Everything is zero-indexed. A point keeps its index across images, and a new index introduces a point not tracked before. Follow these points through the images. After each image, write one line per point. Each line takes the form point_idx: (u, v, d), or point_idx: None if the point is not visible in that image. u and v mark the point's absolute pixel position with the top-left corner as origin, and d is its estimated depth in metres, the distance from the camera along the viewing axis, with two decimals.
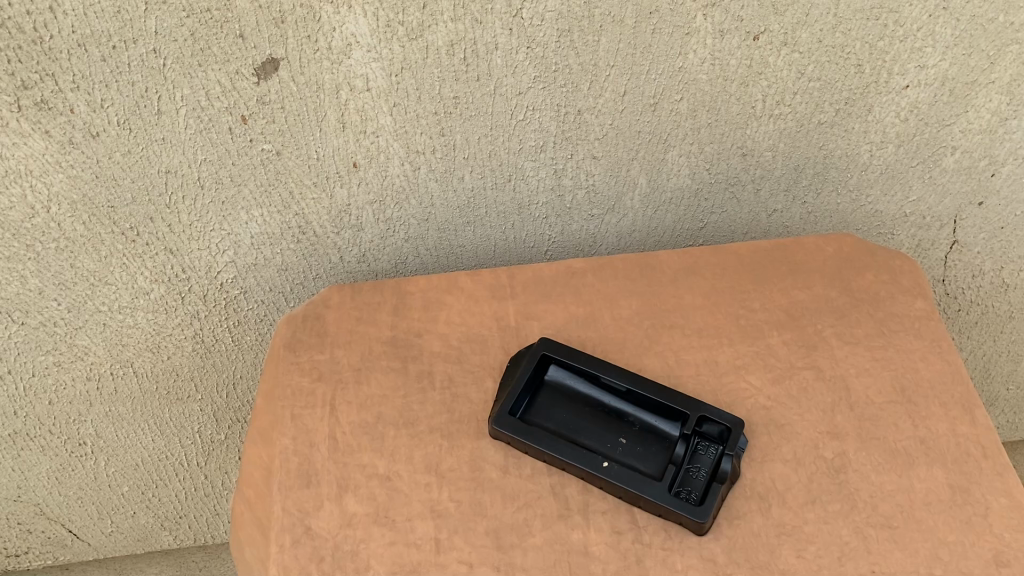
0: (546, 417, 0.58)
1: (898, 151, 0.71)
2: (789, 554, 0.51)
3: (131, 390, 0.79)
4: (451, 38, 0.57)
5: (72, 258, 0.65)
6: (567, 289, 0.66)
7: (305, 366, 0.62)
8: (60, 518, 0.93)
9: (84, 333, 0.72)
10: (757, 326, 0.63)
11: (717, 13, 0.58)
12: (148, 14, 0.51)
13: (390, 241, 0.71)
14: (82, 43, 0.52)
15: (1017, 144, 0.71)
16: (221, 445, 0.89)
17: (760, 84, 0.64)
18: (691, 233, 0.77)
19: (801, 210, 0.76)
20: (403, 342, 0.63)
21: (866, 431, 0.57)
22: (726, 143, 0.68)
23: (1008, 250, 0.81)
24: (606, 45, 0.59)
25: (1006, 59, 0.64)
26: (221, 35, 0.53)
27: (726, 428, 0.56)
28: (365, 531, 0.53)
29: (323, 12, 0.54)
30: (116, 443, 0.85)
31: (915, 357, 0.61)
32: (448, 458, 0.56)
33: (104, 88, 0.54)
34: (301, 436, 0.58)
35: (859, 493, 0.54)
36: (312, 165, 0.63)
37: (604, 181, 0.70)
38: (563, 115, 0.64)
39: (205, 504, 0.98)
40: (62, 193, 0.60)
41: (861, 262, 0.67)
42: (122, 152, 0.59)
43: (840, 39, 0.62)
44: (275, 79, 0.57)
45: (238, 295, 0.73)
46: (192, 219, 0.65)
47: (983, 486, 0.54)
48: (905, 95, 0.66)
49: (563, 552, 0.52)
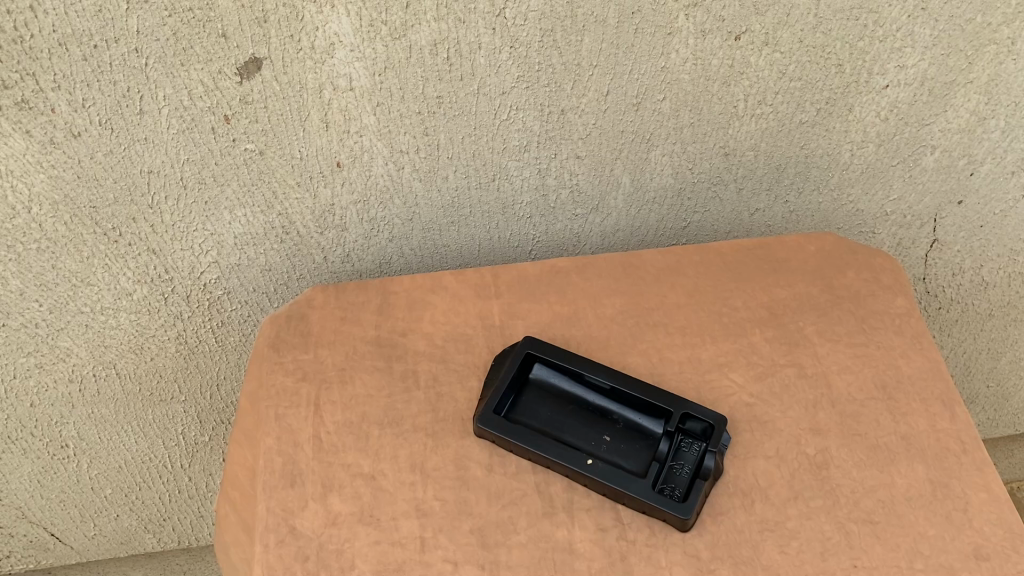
0: (530, 415, 0.58)
1: (878, 151, 0.72)
2: (772, 550, 0.52)
3: (114, 391, 0.78)
4: (434, 37, 0.57)
5: (54, 259, 0.65)
6: (551, 288, 0.66)
7: (289, 366, 0.62)
8: (42, 522, 0.92)
9: (66, 334, 0.71)
10: (740, 324, 0.63)
11: (699, 13, 0.59)
12: (130, 13, 0.51)
13: (374, 242, 0.71)
14: (63, 42, 0.51)
15: (995, 143, 0.72)
16: (205, 447, 0.88)
17: (742, 84, 0.64)
18: (675, 232, 0.77)
19: (782, 209, 0.76)
20: (387, 342, 0.63)
21: (848, 427, 0.58)
22: (709, 143, 0.69)
23: (987, 248, 0.82)
24: (589, 44, 0.60)
25: (984, 59, 0.65)
26: (204, 35, 0.53)
27: (709, 425, 0.56)
28: (350, 531, 0.53)
29: (306, 12, 0.54)
30: (99, 445, 0.84)
31: (895, 354, 0.62)
32: (433, 457, 0.56)
33: (86, 88, 0.54)
34: (285, 436, 0.58)
35: (842, 489, 0.54)
36: (295, 165, 0.63)
37: (588, 181, 0.70)
38: (547, 115, 0.64)
39: (189, 506, 0.97)
40: (43, 194, 0.60)
41: (843, 260, 0.68)
42: (104, 152, 0.58)
43: (820, 40, 0.62)
44: (258, 79, 0.57)
45: (221, 296, 0.73)
46: (175, 219, 0.65)
47: (963, 481, 0.55)
48: (885, 95, 0.67)
49: (548, 549, 0.52)
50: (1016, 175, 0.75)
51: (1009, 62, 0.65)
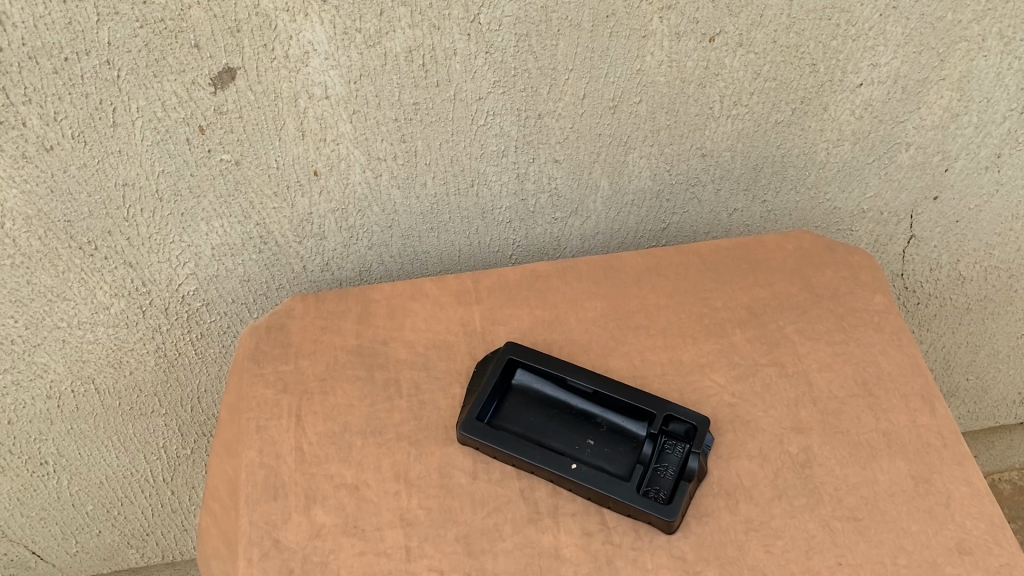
0: (514, 420, 0.58)
1: (853, 149, 0.72)
2: (757, 550, 0.52)
3: (93, 407, 0.77)
4: (409, 44, 0.57)
5: (29, 274, 0.64)
6: (532, 293, 0.66)
7: (270, 377, 0.61)
8: (22, 540, 0.91)
9: (42, 350, 0.71)
10: (720, 325, 0.64)
11: (674, 15, 0.59)
12: (101, 25, 0.50)
13: (353, 249, 0.71)
14: (33, 56, 0.51)
15: (968, 139, 0.73)
16: (187, 460, 0.87)
17: (717, 85, 0.65)
18: (655, 233, 0.77)
19: (760, 209, 0.76)
20: (368, 350, 0.62)
21: (831, 425, 0.58)
22: (686, 144, 0.69)
23: (963, 242, 0.83)
24: (565, 48, 0.60)
25: (955, 57, 0.66)
26: (177, 46, 0.53)
27: (692, 426, 0.57)
28: (335, 542, 0.53)
29: (279, 20, 0.53)
30: (79, 461, 0.83)
31: (875, 351, 0.62)
32: (417, 465, 0.56)
33: (57, 101, 0.54)
34: (267, 447, 0.57)
35: (825, 487, 0.55)
36: (272, 174, 0.63)
37: (566, 184, 0.70)
38: (524, 120, 0.64)
39: (173, 520, 0.96)
40: (17, 209, 0.59)
41: (821, 259, 0.68)
42: (77, 166, 0.58)
43: (794, 40, 0.62)
44: (233, 88, 0.56)
45: (200, 308, 0.72)
46: (151, 232, 0.64)
47: (944, 475, 0.55)
48: (859, 93, 0.67)
49: (534, 555, 0.52)
50: (990, 170, 0.76)
51: (980, 59, 0.66)
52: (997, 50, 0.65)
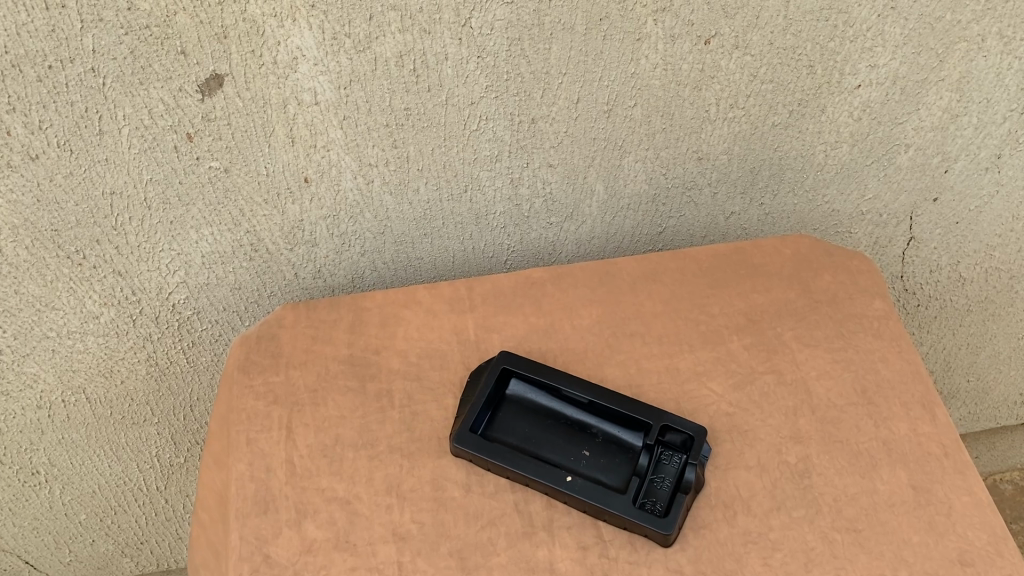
0: (508, 431, 0.57)
1: (852, 151, 0.71)
2: (756, 563, 0.51)
3: (85, 417, 0.76)
4: (399, 49, 0.56)
5: (16, 284, 0.63)
6: (526, 300, 0.65)
7: (260, 389, 0.60)
8: (15, 550, 0.90)
9: (32, 359, 0.70)
10: (717, 332, 0.63)
11: (668, 17, 0.58)
12: (84, 32, 0.49)
13: (345, 256, 0.70)
14: (16, 64, 0.50)
15: (969, 140, 0.72)
16: (180, 468, 0.87)
17: (713, 88, 0.64)
18: (651, 237, 0.76)
19: (758, 212, 0.75)
20: (360, 360, 0.62)
21: (830, 435, 0.57)
22: (682, 147, 0.68)
23: (963, 244, 0.82)
24: (557, 52, 0.59)
25: (954, 58, 0.65)
26: (162, 52, 0.52)
27: (689, 437, 0.56)
28: (326, 557, 0.52)
29: (266, 26, 0.52)
30: (71, 470, 0.82)
31: (875, 358, 0.61)
32: (409, 478, 0.55)
33: (42, 110, 0.53)
34: (258, 461, 0.56)
35: (824, 497, 0.54)
36: (261, 182, 0.62)
37: (561, 189, 0.70)
38: (517, 124, 0.63)
39: (167, 529, 0.95)
40: (3, 218, 0.58)
41: (820, 263, 0.67)
42: (64, 174, 0.57)
43: (792, 41, 0.61)
44: (220, 95, 0.55)
45: (191, 316, 0.71)
46: (140, 240, 0.63)
47: (945, 485, 0.55)
48: (857, 94, 0.66)
49: (528, 570, 0.51)
50: (990, 171, 0.75)
51: (979, 59, 0.65)
52: (997, 50, 0.64)
